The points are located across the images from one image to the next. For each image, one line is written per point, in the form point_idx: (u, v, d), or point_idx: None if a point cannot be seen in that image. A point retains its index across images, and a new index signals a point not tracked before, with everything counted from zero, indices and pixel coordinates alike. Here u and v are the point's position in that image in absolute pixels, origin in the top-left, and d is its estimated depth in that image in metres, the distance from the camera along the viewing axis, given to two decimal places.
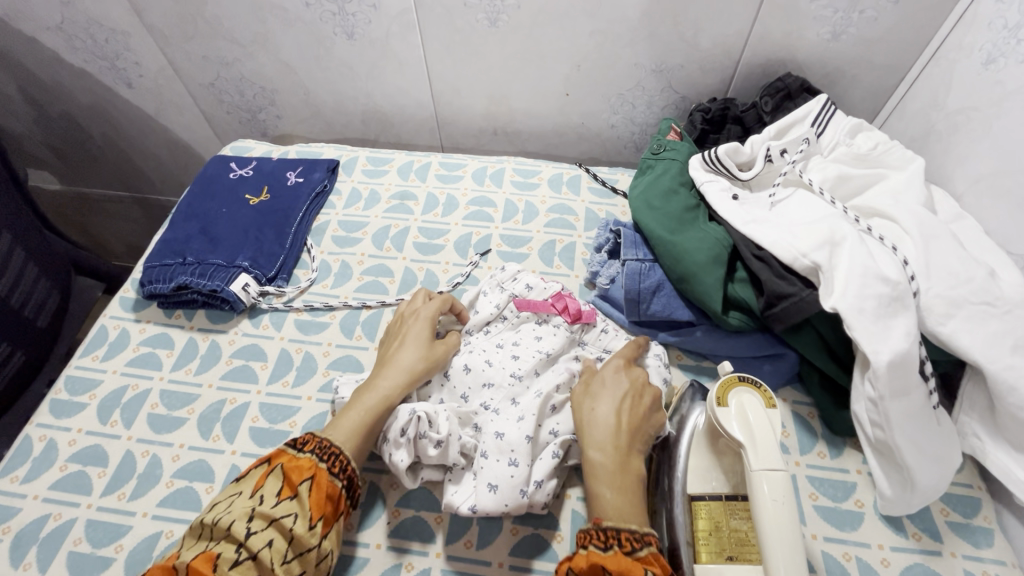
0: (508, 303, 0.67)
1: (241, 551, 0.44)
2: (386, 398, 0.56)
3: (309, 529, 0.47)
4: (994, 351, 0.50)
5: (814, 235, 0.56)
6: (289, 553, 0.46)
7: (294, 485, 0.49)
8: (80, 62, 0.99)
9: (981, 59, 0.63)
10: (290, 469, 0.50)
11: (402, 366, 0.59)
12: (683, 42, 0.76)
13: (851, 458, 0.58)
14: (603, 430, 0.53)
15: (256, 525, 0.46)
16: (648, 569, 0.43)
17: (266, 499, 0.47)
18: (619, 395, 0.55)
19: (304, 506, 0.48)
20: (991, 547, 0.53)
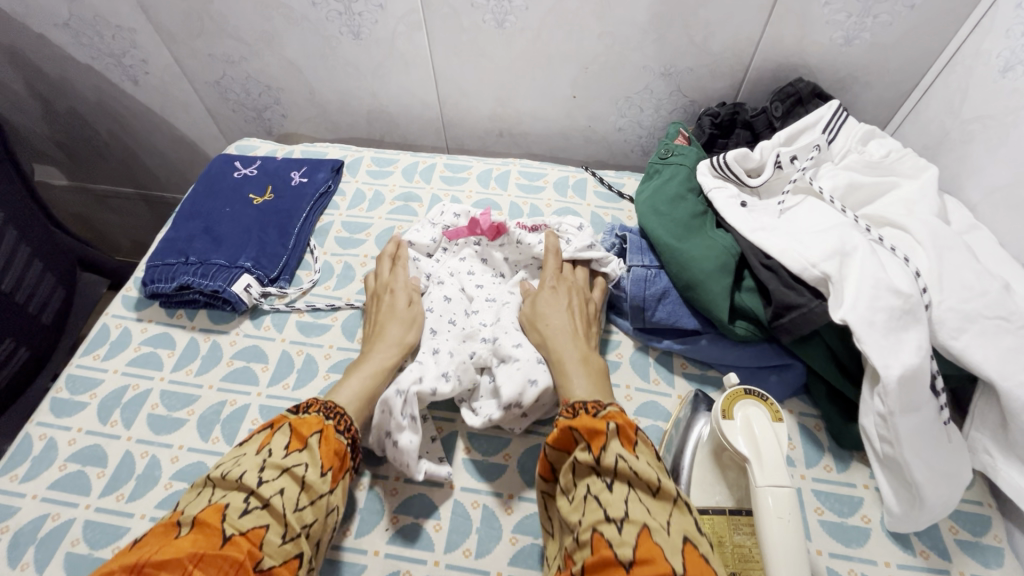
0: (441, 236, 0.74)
1: (252, 499, 0.45)
2: (385, 366, 0.60)
3: (320, 476, 0.48)
4: (1008, 367, 0.49)
5: (825, 245, 0.55)
6: (301, 500, 0.47)
7: (302, 438, 0.50)
8: (87, 59, 0.99)
9: (998, 67, 0.61)
10: (297, 427, 0.51)
11: (393, 340, 0.62)
12: (693, 45, 0.75)
13: (858, 473, 0.57)
14: (561, 334, 0.60)
15: (267, 475, 0.47)
16: (613, 422, 0.47)
17: (275, 452, 0.49)
18: (566, 307, 0.62)
19: (314, 455, 0.49)
20: (1002, 567, 0.52)
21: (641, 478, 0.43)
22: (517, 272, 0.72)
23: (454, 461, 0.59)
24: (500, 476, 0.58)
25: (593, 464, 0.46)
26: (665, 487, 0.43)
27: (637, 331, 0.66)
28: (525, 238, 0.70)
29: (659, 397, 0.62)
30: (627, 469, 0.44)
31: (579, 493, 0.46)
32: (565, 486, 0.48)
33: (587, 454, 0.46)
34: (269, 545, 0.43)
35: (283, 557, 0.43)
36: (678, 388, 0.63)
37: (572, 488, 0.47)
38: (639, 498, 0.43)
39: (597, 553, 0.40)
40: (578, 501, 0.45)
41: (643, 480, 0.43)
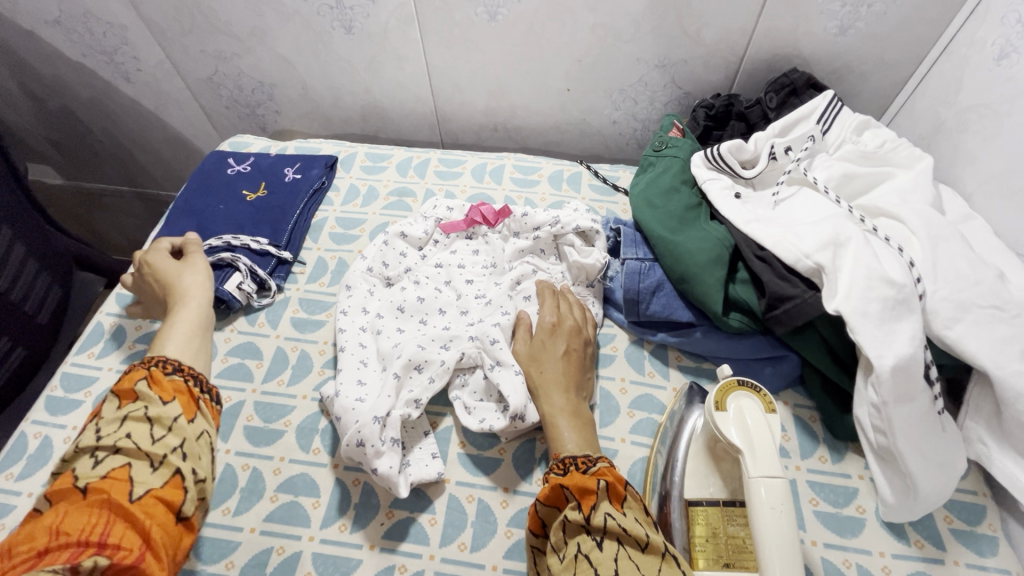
0: (435, 229, 0.74)
1: (96, 454, 0.40)
2: (201, 308, 0.56)
3: (165, 406, 0.44)
4: (1002, 357, 0.49)
5: (818, 235, 0.55)
6: (156, 433, 0.42)
7: (127, 390, 0.44)
8: (78, 57, 0.98)
9: (993, 55, 0.61)
10: (120, 389, 0.44)
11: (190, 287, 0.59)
12: (686, 36, 0.74)
13: (853, 463, 0.57)
14: (553, 383, 0.58)
15: (105, 429, 0.41)
16: (602, 479, 0.46)
17: (106, 414, 0.43)
18: (560, 355, 0.59)
19: (151, 395, 0.44)
20: (996, 556, 0.52)
21: (630, 534, 0.42)
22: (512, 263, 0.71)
23: (448, 455, 0.59)
24: (495, 469, 0.58)
25: (583, 522, 0.44)
26: (653, 541, 0.41)
27: (632, 324, 0.66)
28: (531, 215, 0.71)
29: (654, 390, 0.62)
30: (617, 526, 0.42)
31: (570, 551, 0.43)
32: (554, 544, 0.45)
33: (577, 512, 0.44)
34: (139, 476, 0.39)
35: (164, 479, 0.40)
36: (673, 380, 0.63)
37: (563, 547, 0.44)
38: (629, 555, 0.41)
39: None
40: (569, 561, 0.42)
41: (632, 536, 0.42)
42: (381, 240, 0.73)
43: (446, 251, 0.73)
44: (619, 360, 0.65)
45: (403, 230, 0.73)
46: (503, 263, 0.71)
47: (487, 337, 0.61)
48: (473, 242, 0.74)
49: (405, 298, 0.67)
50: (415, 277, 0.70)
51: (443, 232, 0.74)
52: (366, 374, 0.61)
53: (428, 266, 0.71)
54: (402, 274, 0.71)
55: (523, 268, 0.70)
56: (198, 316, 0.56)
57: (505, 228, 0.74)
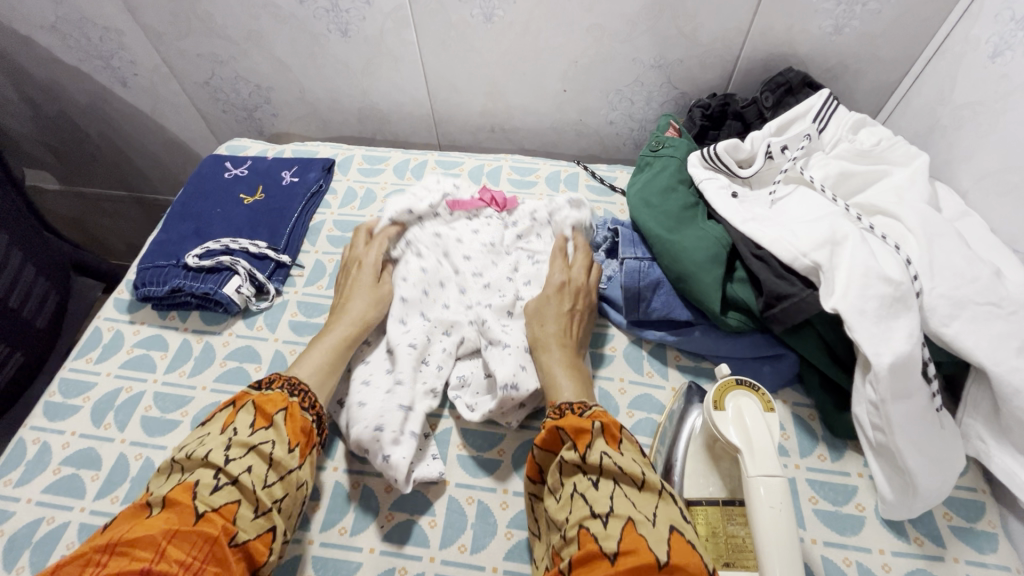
0: (440, 202, 0.75)
1: (218, 476, 0.46)
2: (343, 334, 0.62)
3: (288, 452, 0.50)
4: (999, 353, 0.49)
5: (815, 233, 0.55)
6: (270, 477, 0.48)
7: (267, 415, 0.51)
8: (75, 62, 0.98)
9: (988, 52, 0.61)
10: (259, 405, 0.51)
11: (354, 313, 0.64)
12: (682, 36, 0.75)
13: (852, 461, 0.57)
14: (555, 336, 0.60)
15: (233, 453, 0.48)
16: (598, 421, 0.48)
17: (240, 430, 0.49)
18: (562, 312, 0.62)
19: (280, 432, 0.50)
20: (995, 553, 0.52)
21: (626, 474, 0.44)
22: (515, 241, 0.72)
23: (448, 457, 0.59)
24: (495, 470, 0.58)
25: (579, 462, 0.46)
26: (648, 480, 0.44)
27: (630, 324, 0.66)
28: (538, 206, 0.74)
29: (653, 390, 0.62)
30: (614, 467, 0.45)
31: (565, 492, 0.46)
32: (552, 486, 0.48)
33: (573, 452, 0.47)
34: (242, 520, 0.45)
35: (257, 531, 0.46)
36: (671, 380, 0.63)
37: (559, 487, 0.47)
38: (625, 493, 0.44)
39: (584, 548, 0.41)
40: (566, 499, 0.46)
41: (629, 476, 0.44)
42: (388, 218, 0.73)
43: (446, 226, 0.74)
44: (617, 360, 0.65)
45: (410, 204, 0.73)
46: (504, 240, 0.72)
47: (483, 321, 0.64)
48: (474, 220, 0.75)
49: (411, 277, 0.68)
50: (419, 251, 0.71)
51: (449, 209, 0.75)
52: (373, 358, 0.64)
53: (431, 240, 0.72)
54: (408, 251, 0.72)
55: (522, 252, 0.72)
56: (337, 345, 0.61)
57: (511, 215, 0.75)
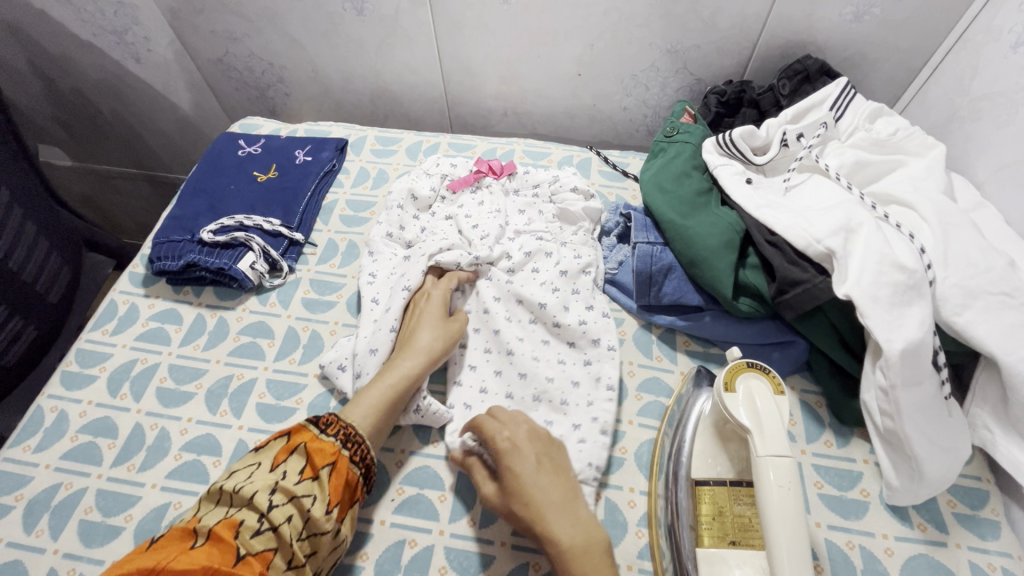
0: (442, 186, 0.77)
1: (263, 521, 0.45)
2: (403, 376, 0.57)
3: (325, 512, 0.47)
4: (1011, 344, 0.49)
5: (830, 221, 0.55)
6: (303, 533, 0.46)
7: (315, 467, 0.50)
8: (89, 36, 0.98)
9: (1009, 42, 0.60)
10: (312, 450, 0.50)
11: (421, 348, 0.59)
12: (700, 21, 0.74)
13: (858, 447, 0.58)
14: (547, 504, 0.48)
15: (277, 498, 0.47)
16: None
17: (289, 476, 0.48)
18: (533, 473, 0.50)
19: (323, 489, 0.49)
20: (998, 540, 0.52)
21: None
22: (519, 214, 0.74)
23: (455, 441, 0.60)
24: None
25: None
26: None
27: (640, 308, 0.66)
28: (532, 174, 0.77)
29: (661, 373, 0.63)
30: None
31: None
32: None
33: None
34: None
35: None
36: (680, 364, 0.64)
37: None
38: None
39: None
40: None
41: None
42: (394, 205, 0.75)
43: (453, 206, 0.76)
44: (627, 344, 0.66)
45: (412, 190, 0.76)
46: (508, 211, 0.74)
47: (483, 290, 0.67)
48: (477, 194, 0.76)
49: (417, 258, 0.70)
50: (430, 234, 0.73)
51: (450, 189, 0.77)
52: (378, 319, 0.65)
53: (438, 223, 0.74)
54: (418, 236, 0.73)
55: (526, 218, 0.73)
56: (396, 387, 0.57)
57: (507, 182, 0.78)
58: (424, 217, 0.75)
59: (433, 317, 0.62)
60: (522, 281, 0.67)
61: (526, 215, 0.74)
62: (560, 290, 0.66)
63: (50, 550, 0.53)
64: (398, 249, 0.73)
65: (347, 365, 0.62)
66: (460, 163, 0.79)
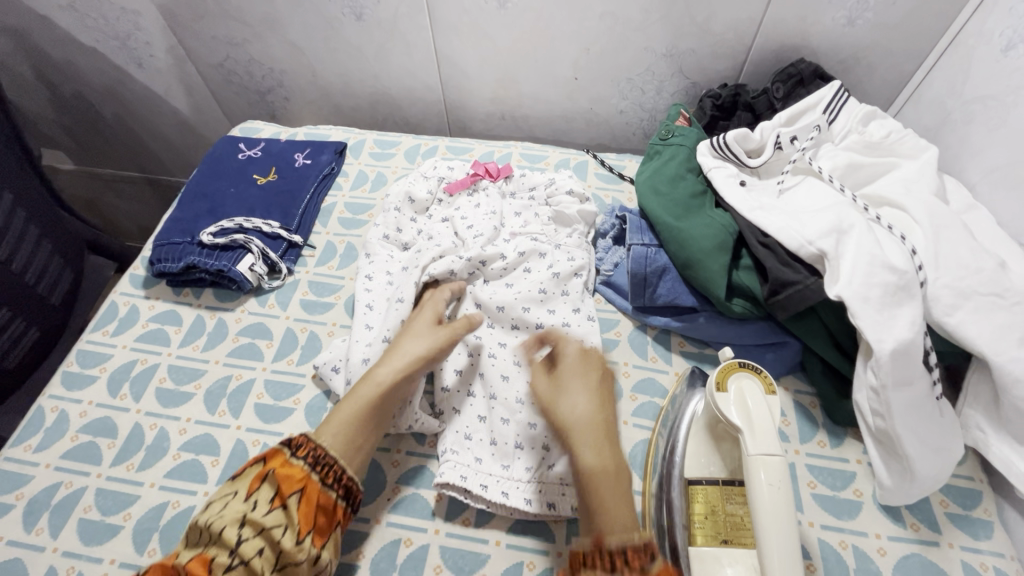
0: (439, 189, 0.78)
1: (233, 556, 0.44)
2: (380, 388, 0.55)
3: (297, 543, 0.47)
4: (1001, 344, 0.49)
5: (821, 222, 0.55)
6: (276, 565, 0.46)
7: (284, 496, 0.48)
8: (92, 42, 1.00)
9: (1000, 46, 0.61)
10: (281, 477, 0.49)
11: (404, 356, 0.57)
12: (695, 26, 0.75)
13: (851, 448, 0.58)
14: (581, 427, 0.51)
15: (246, 532, 0.46)
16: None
17: (258, 506, 0.47)
18: (586, 389, 0.53)
19: (293, 518, 0.48)
20: (990, 540, 0.53)
21: None
22: (516, 216, 0.75)
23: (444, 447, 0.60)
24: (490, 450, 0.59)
25: None
26: None
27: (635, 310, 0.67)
28: (529, 177, 0.78)
29: (656, 374, 0.64)
30: None
31: None
32: None
33: None
34: None
35: None
36: (675, 365, 0.64)
37: None
38: None
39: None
40: None
41: None
42: (392, 207, 0.76)
43: (450, 209, 0.77)
44: (622, 346, 0.66)
45: (409, 193, 0.77)
46: (505, 213, 0.75)
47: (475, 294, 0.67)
48: (474, 197, 0.77)
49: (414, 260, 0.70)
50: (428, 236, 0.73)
51: (448, 192, 0.78)
52: (374, 319, 0.66)
53: (435, 225, 0.74)
54: (416, 238, 0.74)
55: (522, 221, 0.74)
56: (373, 398, 0.54)
57: (504, 185, 0.78)
58: (422, 219, 0.76)
59: (420, 329, 0.59)
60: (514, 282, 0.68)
61: (523, 217, 0.75)
62: (549, 295, 0.66)
63: (49, 548, 0.54)
64: (395, 250, 0.74)
65: (340, 367, 0.62)
66: (457, 166, 0.80)
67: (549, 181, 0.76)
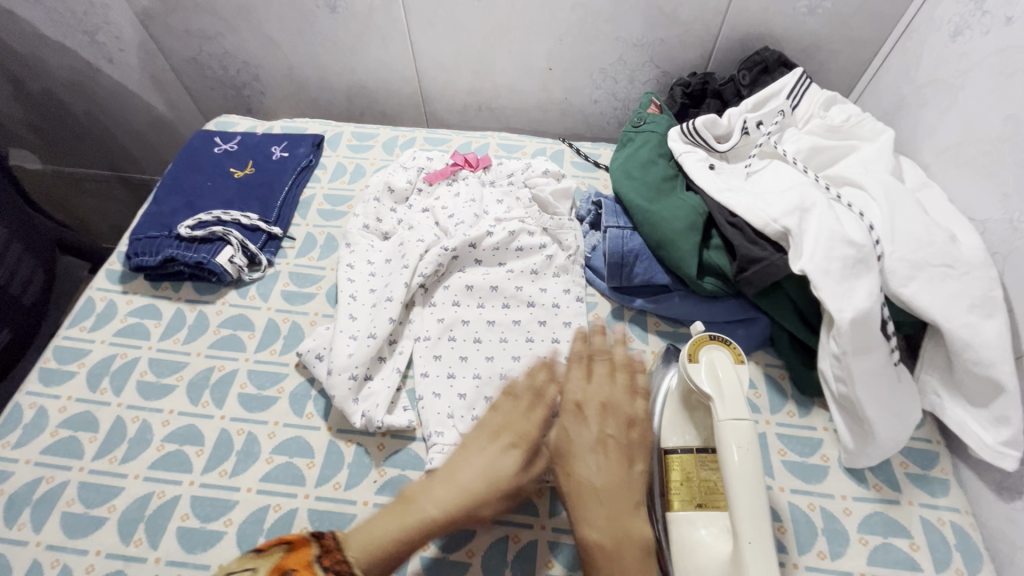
0: (419, 178, 0.79)
1: None
2: (429, 512, 0.46)
3: None
4: (952, 310, 0.53)
5: (785, 201, 0.58)
6: None
7: None
8: (59, 36, 0.98)
9: (950, 32, 0.64)
10: None
11: (472, 479, 0.48)
12: (664, 15, 0.77)
13: (818, 416, 0.61)
14: (587, 458, 0.48)
15: None
16: None
17: None
18: (602, 421, 0.50)
19: None
20: (946, 496, 0.56)
21: None
22: (497, 203, 0.76)
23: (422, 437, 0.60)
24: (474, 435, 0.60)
25: None
26: None
27: (613, 290, 0.69)
28: (507, 165, 0.79)
29: (633, 353, 0.66)
30: None
31: None
32: None
33: None
34: None
35: None
36: (651, 344, 0.67)
37: None
38: None
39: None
40: None
41: None
42: (371, 197, 0.77)
43: (429, 198, 0.78)
44: (599, 327, 0.68)
45: (388, 183, 0.78)
46: (485, 200, 0.76)
47: (461, 284, 0.69)
48: (453, 186, 0.78)
49: (394, 249, 0.71)
50: (407, 224, 0.74)
51: (427, 181, 0.79)
52: (357, 309, 0.66)
53: (415, 215, 0.75)
54: (396, 227, 0.75)
55: (501, 208, 0.75)
56: (415, 526, 0.46)
57: (484, 174, 0.80)
58: (402, 209, 0.77)
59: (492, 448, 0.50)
60: (498, 268, 0.71)
61: (502, 205, 0.76)
62: (539, 274, 0.70)
63: (32, 542, 0.54)
64: (375, 239, 0.75)
65: (323, 355, 0.63)
66: (437, 156, 0.81)
67: (529, 169, 0.77)
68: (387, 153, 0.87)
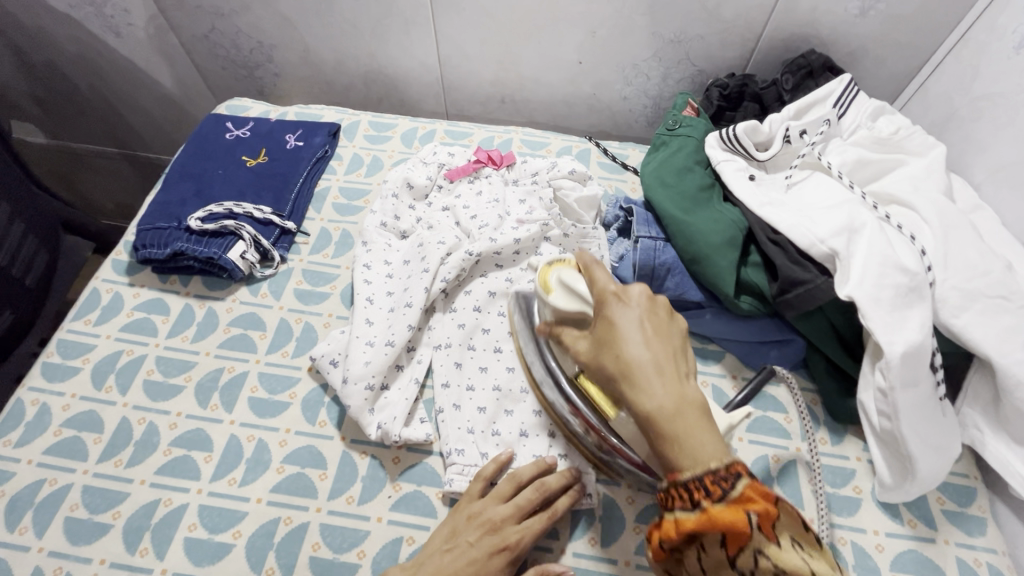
0: (440, 175, 0.75)
1: None
2: None
3: None
4: (1007, 346, 0.50)
5: (832, 221, 0.55)
6: None
7: None
8: (64, 7, 0.93)
9: (1014, 43, 0.60)
10: None
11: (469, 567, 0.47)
12: (705, 11, 0.73)
13: (851, 445, 0.59)
14: (645, 367, 0.37)
15: None
16: (750, 512, 0.32)
17: None
18: (637, 322, 0.39)
19: None
20: (984, 536, 0.54)
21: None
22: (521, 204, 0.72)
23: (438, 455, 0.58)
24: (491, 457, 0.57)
25: (725, 559, 0.34)
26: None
27: None
28: (532, 164, 0.76)
29: None
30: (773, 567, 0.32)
31: None
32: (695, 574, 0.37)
33: (717, 547, 0.34)
34: None
35: None
36: None
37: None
38: None
39: None
40: None
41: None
42: (389, 194, 0.74)
43: (450, 196, 0.74)
44: None
45: (408, 179, 0.74)
46: (508, 200, 0.73)
47: (484, 290, 0.66)
48: (475, 184, 0.75)
49: (413, 250, 0.68)
50: (427, 223, 0.71)
51: (448, 177, 0.75)
52: (374, 313, 0.64)
53: (434, 214, 0.72)
54: (415, 226, 0.71)
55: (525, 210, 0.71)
56: None
57: (507, 172, 0.76)
58: (420, 206, 0.74)
59: (487, 537, 0.49)
60: (521, 274, 0.68)
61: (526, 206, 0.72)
62: None
63: (34, 548, 0.52)
64: (393, 238, 0.71)
65: (339, 361, 0.60)
66: (459, 152, 0.78)
67: (556, 168, 0.74)
68: (405, 145, 0.83)
